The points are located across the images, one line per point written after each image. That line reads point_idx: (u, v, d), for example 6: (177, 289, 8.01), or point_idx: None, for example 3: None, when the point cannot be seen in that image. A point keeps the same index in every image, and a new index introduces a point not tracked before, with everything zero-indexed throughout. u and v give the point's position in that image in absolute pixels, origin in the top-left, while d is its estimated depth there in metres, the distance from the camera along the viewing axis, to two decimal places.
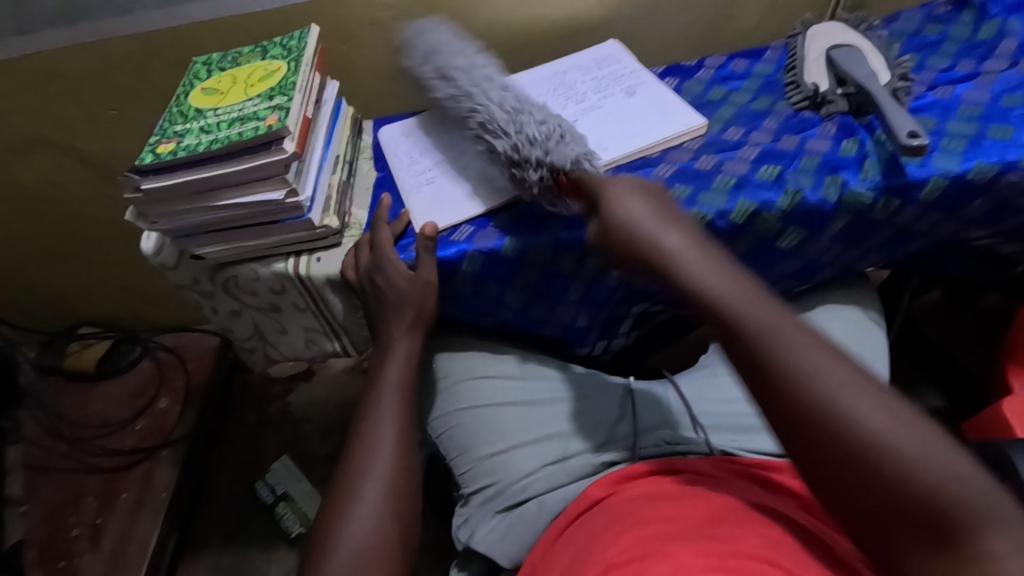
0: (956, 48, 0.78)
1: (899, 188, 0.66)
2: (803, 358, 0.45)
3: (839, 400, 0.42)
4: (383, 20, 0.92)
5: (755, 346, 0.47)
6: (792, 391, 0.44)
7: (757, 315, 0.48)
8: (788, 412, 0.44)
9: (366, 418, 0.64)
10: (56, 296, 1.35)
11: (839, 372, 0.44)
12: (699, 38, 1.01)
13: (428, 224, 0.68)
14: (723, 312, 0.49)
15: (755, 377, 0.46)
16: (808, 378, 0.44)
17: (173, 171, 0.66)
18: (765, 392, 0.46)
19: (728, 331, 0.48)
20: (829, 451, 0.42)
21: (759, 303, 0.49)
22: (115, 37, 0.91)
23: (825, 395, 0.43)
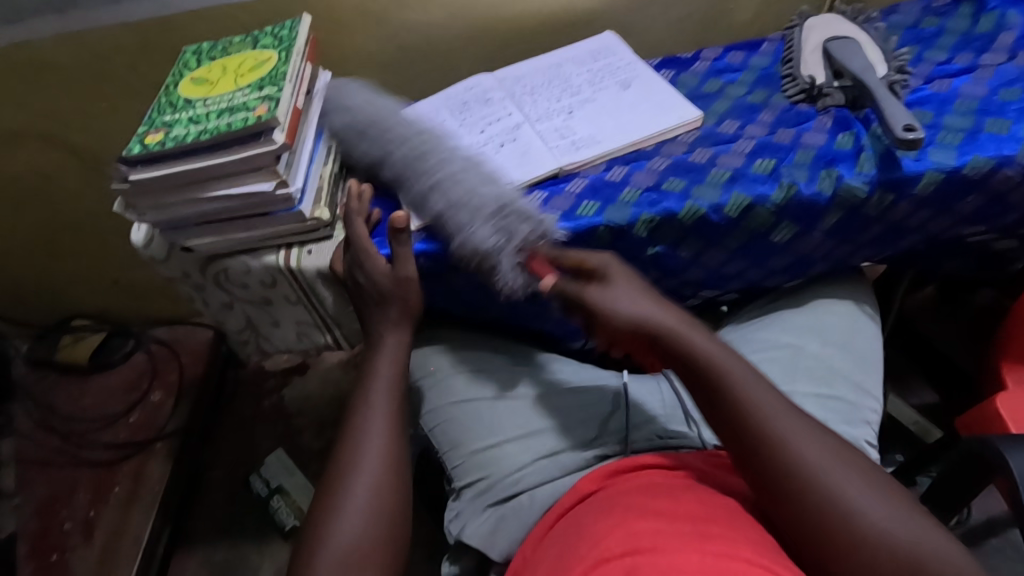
0: (954, 41, 0.77)
1: (894, 182, 0.65)
2: (799, 442, 0.52)
3: (824, 479, 0.50)
4: (376, 9, 0.91)
5: (754, 429, 0.53)
6: (783, 471, 0.51)
7: (757, 400, 0.54)
8: (775, 484, 0.51)
9: (358, 411, 0.63)
10: (48, 288, 1.33)
11: (828, 452, 0.52)
12: (695, 30, 1.00)
13: (397, 215, 0.65)
14: (725, 392, 0.54)
15: (751, 457, 0.52)
16: (797, 458, 0.51)
17: (162, 162, 0.65)
18: (758, 467, 0.52)
19: (727, 415, 0.54)
20: (809, 523, 0.49)
21: (756, 385, 0.55)
22: (104, 26, 0.89)
23: (815, 472, 0.50)
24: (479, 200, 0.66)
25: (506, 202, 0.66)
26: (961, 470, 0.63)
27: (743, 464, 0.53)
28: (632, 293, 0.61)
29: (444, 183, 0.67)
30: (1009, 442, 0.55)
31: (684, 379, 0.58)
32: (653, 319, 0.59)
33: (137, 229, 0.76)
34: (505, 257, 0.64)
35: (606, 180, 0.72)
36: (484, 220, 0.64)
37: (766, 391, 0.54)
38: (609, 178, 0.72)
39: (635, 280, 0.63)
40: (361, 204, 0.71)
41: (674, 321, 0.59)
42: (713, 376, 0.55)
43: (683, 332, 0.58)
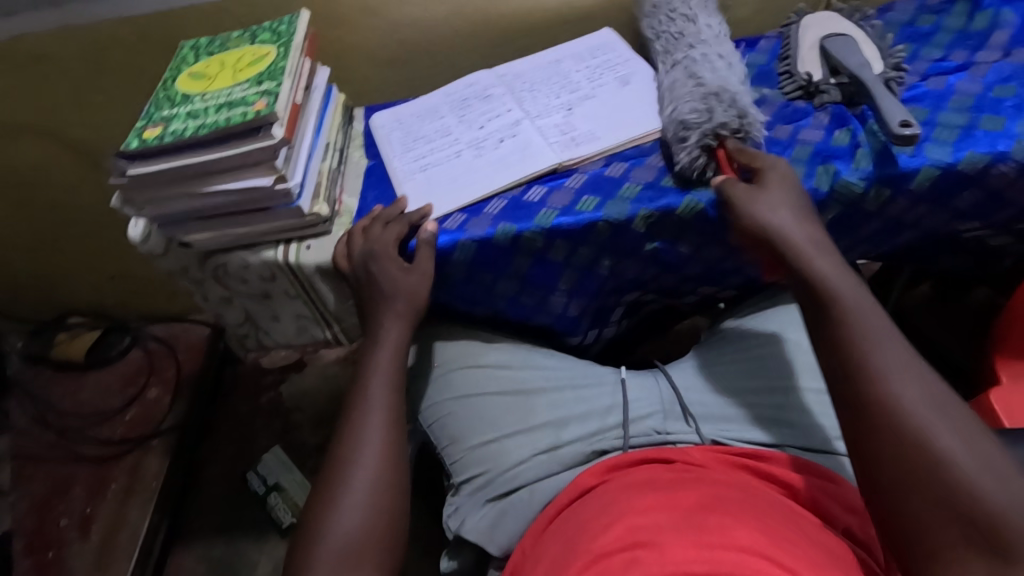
0: (950, 38, 0.78)
1: (891, 178, 0.65)
2: (900, 376, 0.48)
3: (916, 418, 0.46)
4: (374, 5, 0.91)
5: (850, 352, 0.51)
6: (868, 398, 0.48)
7: (864, 326, 0.51)
8: (859, 414, 0.48)
9: (356, 406, 0.63)
10: (44, 284, 1.33)
11: (930, 397, 0.47)
12: None
13: (429, 225, 0.69)
14: (829, 316, 0.54)
15: (839, 385, 0.50)
16: (888, 390, 0.48)
17: (161, 156, 0.65)
18: (845, 394, 0.50)
19: (828, 334, 0.53)
20: (884, 459, 0.46)
21: (870, 315, 0.52)
22: (101, 19, 0.89)
23: (905, 410, 0.46)
24: (690, 90, 0.72)
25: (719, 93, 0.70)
26: None
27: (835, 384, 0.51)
28: (774, 199, 0.61)
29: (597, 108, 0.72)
30: (1003, 434, 0.56)
31: (800, 298, 0.57)
32: (783, 230, 0.59)
33: (136, 223, 0.76)
34: (697, 131, 0.67)
35: (606, 176, 0.72)
36: (694, 99, 0.70)
37: (879, 320, 0.52)
38: (609, 174, 0.72)
39: (789, 179, 0.63)
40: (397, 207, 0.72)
41: (802, 236, 0.58)
42: (825, 296, 0.55)
43: (804, 249, 0.58)
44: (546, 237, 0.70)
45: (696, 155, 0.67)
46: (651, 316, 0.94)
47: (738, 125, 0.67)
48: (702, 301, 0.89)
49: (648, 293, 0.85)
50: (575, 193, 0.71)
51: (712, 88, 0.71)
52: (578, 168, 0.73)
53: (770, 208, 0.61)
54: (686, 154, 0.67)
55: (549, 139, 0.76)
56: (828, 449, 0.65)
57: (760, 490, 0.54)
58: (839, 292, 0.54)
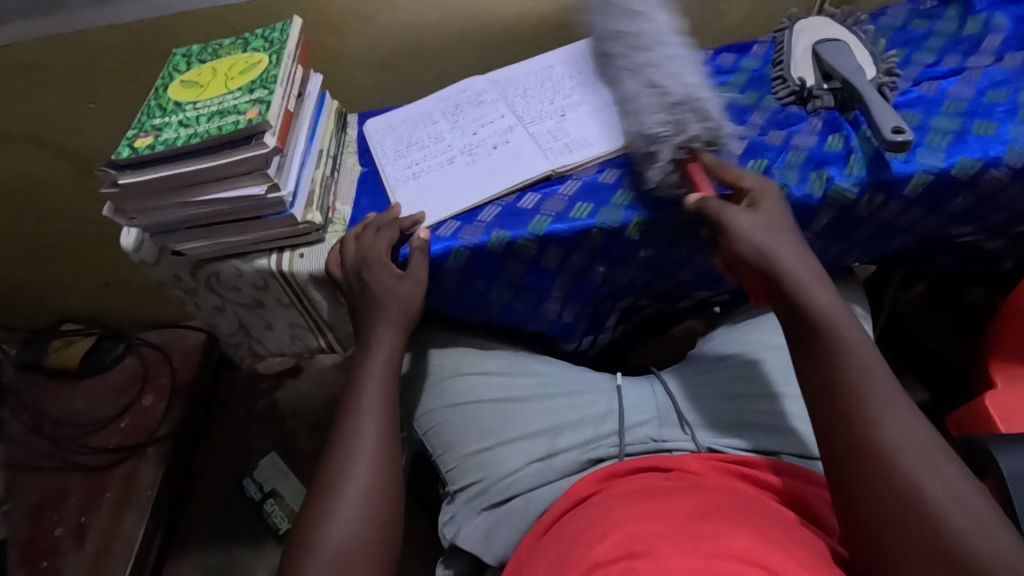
0: (942, 43, 0.78)
1: (884, 183, 0.66)
2: (892, 418, 0.48)
3: (906, 463, 0.46)
4: (366, 11, 0.90)
5: (845, 391, 0.50)
6: (861, 441, 0.48)
7: (859, 363, 0.51)
8: (853, 456, 0.48)
9: (349, 415, 0.62)
10: (38, 292, 1.32)
11: (918, 439, 0.47)
12: (686, 32, 1.00)
13: (423, 232, 0.69)
14: (827, 348, 0.52)
15: (832, 425, 0.50)
16: (880, 432, 0.48)
17: (152, 165, 0.65)
18: (837, 435, 0.49)
19: (817, 376, 0.52)
20: (873, 506, 0.46)
21: (864, 350, 0.52)
22: (92, 27, 0.89)
23: (896, 454, 0.46)
24: (653, 97, 0.67)
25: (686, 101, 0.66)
26: None
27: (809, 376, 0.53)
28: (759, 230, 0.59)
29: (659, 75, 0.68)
30: (996, 438, 0.56)
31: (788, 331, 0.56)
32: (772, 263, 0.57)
33: (128, 232, 0.76)
34: (666, 144, 0.65)
35: (599, 183, 0.72)
36: (659, 112, 0.66)
37: (874, 357, 0.51)
38: (603, 181, 0.72)
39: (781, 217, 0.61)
40: (392, 214, 0.71)
41: (796, 269, 0.56)
42: (819, 331, 0.53)
43: (804, 282, 0.56)
44: (540, 243, 0.70)
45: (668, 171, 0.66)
46: (646, 321, 0.94)
47: (709, 131, 0.66)
48: (697, 306, 0.89)
49: (642, 298, 0.85)
50: (569, 200, 0.71)
51: (676, 95, 0.66)
52: (572, 175, 0.73)
53: (755, 238, 0.59)
54: (658, 171, 0.66)
55: (542, 146, 0.75)
56: None
57: (756, 497, 0.54)
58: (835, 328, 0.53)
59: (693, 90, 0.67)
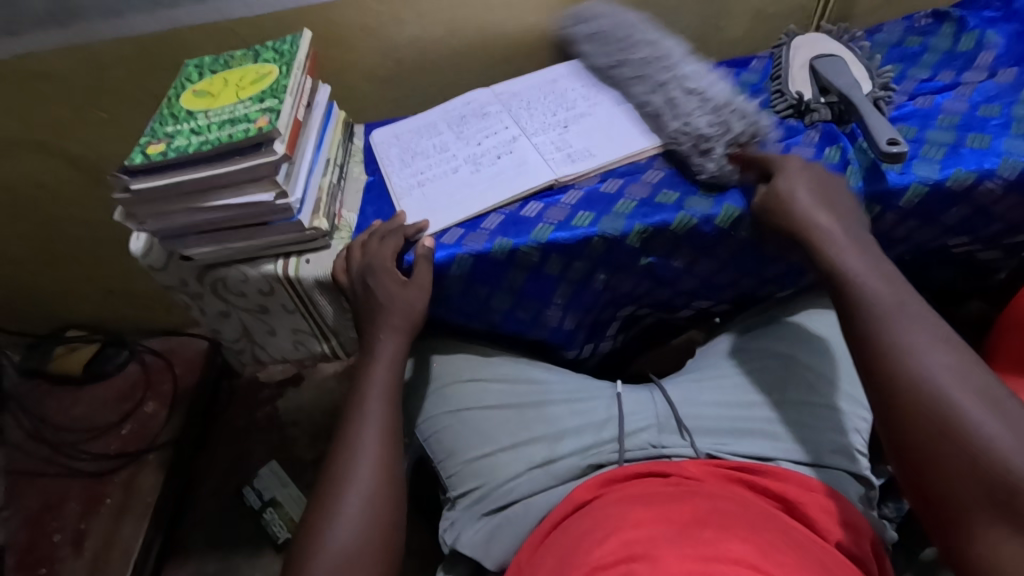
0: (936, 59, 0.80)
1: (880, 195, 0.67)
2: (928, 350, 0.50)
3: (949, 390, 0.47)
4: (374, 25, 0.93)
5: (879, 331, 0.53)
6: (900, 375, 0.50)
7: (891, 305, 0.54)
8: (891, 388, 0.50)
9: (352, 420, 0.63)
10: (43, 298, 1.34)
11: (956, 369, 0.48)
12: (686, 48, 1.02)
13: (427, 239, 0.70)
14: (857, 299, 0.56)
15: (870, 363, 0.53)
16: (918, 363, 0.49)
17: (163, 172, 0.66)
18: (878, 368, 0.52)
19: (856, 326, 0.55)
20: (923, 429, 0.47)
21: (899, 293, 0.55)
22: (104, 38, 0.90)
23: (933, 379, 0.48)
24: (696, 105, 0.75)
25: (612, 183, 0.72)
26: None
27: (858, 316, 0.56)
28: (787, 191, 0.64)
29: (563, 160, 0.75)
30: None
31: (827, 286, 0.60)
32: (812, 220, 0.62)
33: (137, 237, 0.77)
34: (715, 144, 0.71)
35: (601, 192, 0.73)
36: (704, 114, 0.74)
37: (908, 303, 0.54)
38: (604, 191, 0.73)
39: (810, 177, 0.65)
40: (398, 223, 0.73)
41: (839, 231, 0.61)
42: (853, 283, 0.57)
43: (833, 239, 0.60)
44: (542, 251, 0.71)
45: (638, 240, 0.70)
46: (647, 330, 0.95)
47: (750, 126, 0.72)
48: (698, 315, 0.90)
49: (642, 307, 0.86)
50: (571, 209, 0.72)
51: (717, 101, 0.74)
52: (574, 185, 0.75)
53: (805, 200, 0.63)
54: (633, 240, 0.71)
55: (545, 156, 0.77)
56: (825, 462, 0.64)
57: (756, 503, 0.54)
58: (867, 282, 0.57)
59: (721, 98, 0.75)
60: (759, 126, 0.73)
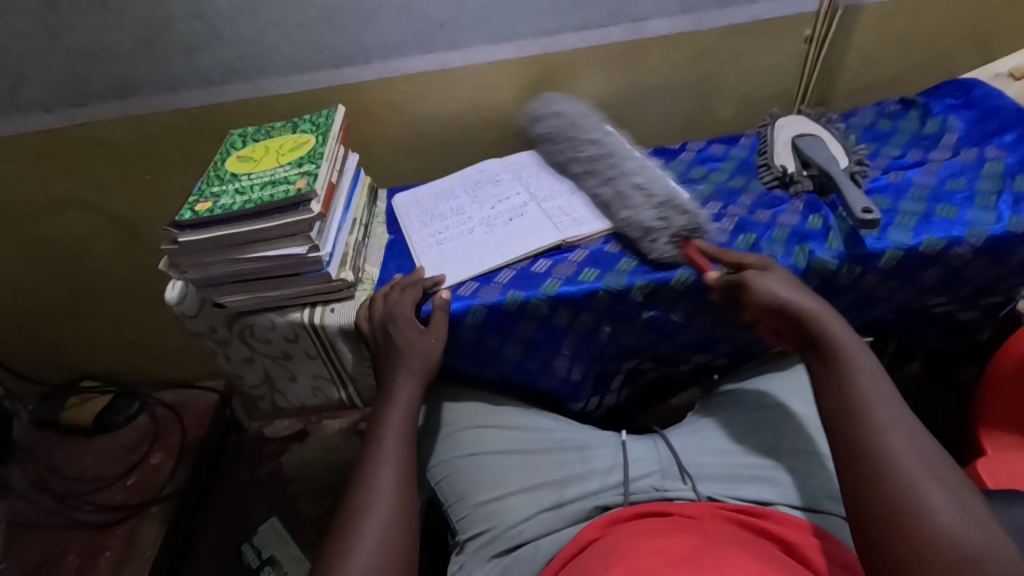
0: (905, 139, 0.89)
1: (860, 257, 0.73)
2: (904, 447, 0.51)
3: (912, 470, 0.49)
4: (399, 102, 1.03)
5: (861, 410, 0.54)
6: (867, 445, 0.52)
7: (869, 387, 0.56)
8: (866, 463, 0.51)
9: (370, 458, 0.66)
10: (64, 349, 1.38)
11: (924, 458, 0.50)
12: (682, 126, 1.13)
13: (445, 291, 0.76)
14: (843, 374, 0.57)
15: (840, 426, 0.55)
16: (891, 443, 0.51)
17: (209, 226, 0.73)
18: (849, 445, 0.53)
19: (830, 390, 0.58)
20: (879, 506, 0.49)
21: (877, 375, 0.57)
22: (157, 110, 1.01)
23: (902, 461, 0.50)
24: (643, 199, 0.78)
25: (672, 197, 0.76)
26: None
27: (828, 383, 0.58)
28: (775, 277, 0.66)
29: (635, 170, 0.81)
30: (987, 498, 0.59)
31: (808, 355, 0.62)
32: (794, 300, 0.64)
33: (173, 286, 0.83)
34: (662, 234, 0.74)
35: (605, 252, 0.80)
36: (649, 208, 0.76)
37: (885, 384, 0.56)
38: (607, 250, 0.80)
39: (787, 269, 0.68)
40: (418, 276, 0.79)
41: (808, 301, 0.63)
42: (838, 354, 0.59)
43: (819, 316, 0.62)
44: (550, 303, 0.76)
45: (670, 251, 0.74)
46: (650, 385, 0.98)
47: (692, 221, 0.74)
48: (698, 370, 0.94)
49: (645, 360, 0.90)
50: (577, 266, 0.78)
51: (662, 197, 0.76)
52: (580, 245, 0.81)
53: (777, 286, 0.65)
54: (662, 248, 0.74)
55: (554, 219, 0.84)
56: (825, 506, 0.67)
57: (755, 539, 0.57)
58: (843, 353, 0.59)
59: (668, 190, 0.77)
60: (699, 221, 0.74)
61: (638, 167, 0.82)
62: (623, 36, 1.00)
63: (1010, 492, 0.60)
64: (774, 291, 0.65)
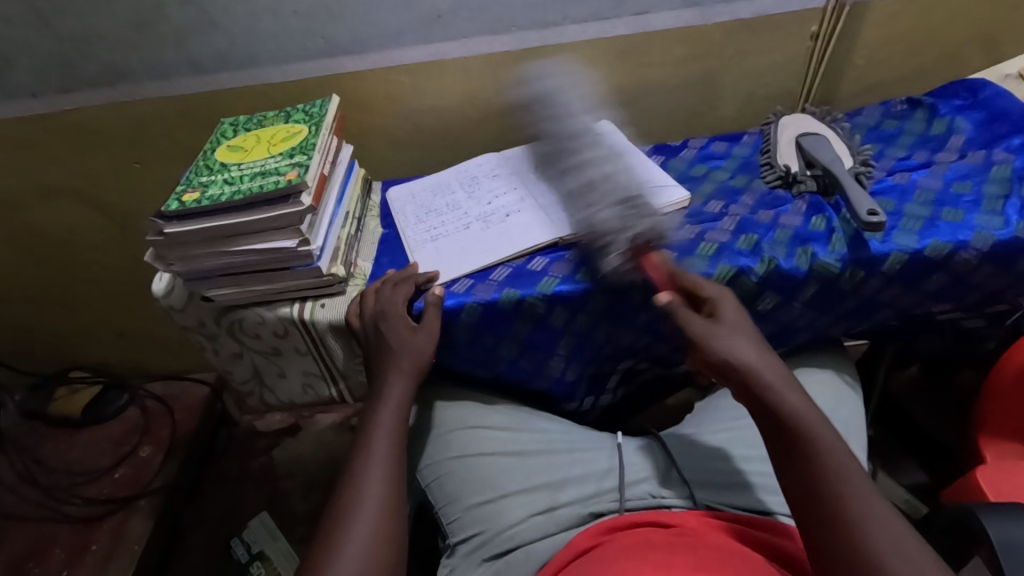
0: (911, 140, 0.87)
1: (864, 261, 0.71)
2: (882, 538, 0.48)
3: (893, 562, 0.46)
4: (395, 93, 1.01)
5: (829, 496, 0.51)
6: (845, 536, 0.49)
7: (836, 467, 0.52)
8: (846, 563, 0.48)
9: (358, 461, 0.64)
10: (52, 338, 1.36)
11: (903, 543, 0.48)
12: (684, 122, 1.11)
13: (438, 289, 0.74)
14: (808, 458, 0.54)
15: (811, 515, 0.51)
16: (864, 530, 0.48)
17: (196, 218, 0.71)
18: (822, 538, 0.50)
19: (796, 473, 0.54)
20: None
21: (838, 448, 0.54)
22: (148, 97, 0.98)
23: (882, 556, 0.47)
24: (603, 201, 0.76)
25: (632, 200, 0.76)
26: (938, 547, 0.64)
27: (792, 464, 0.54)
28: (730, 334, 0.62)
29: (613, 174, 0.80)
30: (988, 509, 0.58)
31: (761, 423, 0.59)
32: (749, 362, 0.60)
33: (161, 278, 0.81)
34: (617, 239, 0.71)
35: None
36: (611, 208, 0.75)
37: (847, 459, 0.53)
38: None
39: (745, 321, 0.64)
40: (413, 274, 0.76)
41: (765, 367, 0.59)
42: (799, 429, 0.55)
43: (776, 385, 0.58)
44: (547, 303, 0.74)
45: (625, 262, 0.71)
46: (646, 386, 0.97)
47: (643, 232, 0.72)
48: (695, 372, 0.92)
49: (642, 362, 0.89)
50: (575, 265, 0.76)
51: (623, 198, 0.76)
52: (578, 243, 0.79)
53: (739, 347, 0.61)
54: (615, 259, 0.71)
55: (551, 216, 0.82)
56: None
57: (753, 555, 0.55)
58: (804, 424, 0.55)
59: (633, 196, 0.77)
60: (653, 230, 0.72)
61: (603, 180, 0.79)
62: (625, 29, 0.98)
63: (1014, 505, 0.58)
64: (733, 355, 0.60)
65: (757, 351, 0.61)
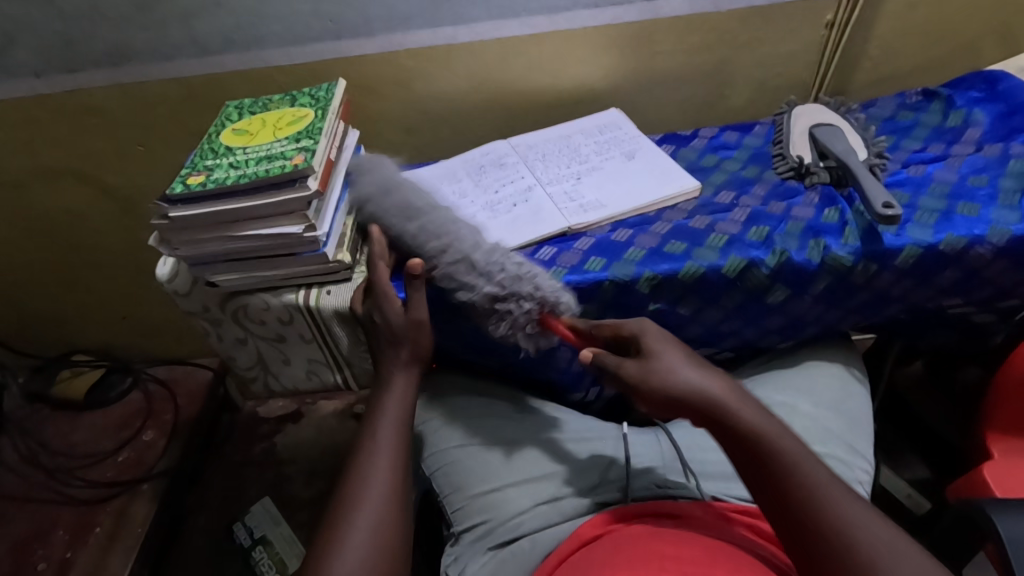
0: (926, 132, 0.86)
1: (877, 254, 0.70)
2: (831, 497, 0.51)
3: (843, 517, 0.50)
4: (402, 78, 0.99)
5: (781, 470, 0.53)
6: (801, 502, 0.51)
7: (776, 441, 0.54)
8: (806, 528, 0.50)
9: (363, 447, 0.64)
10: (55, 321, 1.35)
11: (849, 499, 0.51)
12: (694, 112, 1.09)
13: None
14: (752, 442, 0.55)
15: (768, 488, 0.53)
16: (813, 493, 0.51)
17: (201, 202, 0.70)
18: (781, 506, 0.52)
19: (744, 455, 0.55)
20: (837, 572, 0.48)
21: (768, 421, 0.56)
22: (151, 79, 0.97)
23: (836, 516, 0.50)
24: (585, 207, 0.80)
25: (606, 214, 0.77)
26: (951, 534, 0.63)
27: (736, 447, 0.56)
28: (668, 357, 0.60)
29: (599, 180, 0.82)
30: (998, 505, 0.57)
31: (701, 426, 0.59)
32: (695, 382, 0.58)
33: (165, 262, 0.81)
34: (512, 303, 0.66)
35: (612, 241, 0.76)
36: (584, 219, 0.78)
37: (782, 430, 0.55)
38: (615, 239, 0.76)
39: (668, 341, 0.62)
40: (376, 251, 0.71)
41: (701, 369, 0.59)
42: (732, 416, 0.56)
43: (713, 389, 0.58)
44: None
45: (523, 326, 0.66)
46: None
47: (538, 299, 0.65)
48: None
49: None
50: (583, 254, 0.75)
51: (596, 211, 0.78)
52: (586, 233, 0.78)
53: (684, 370, 0.59)
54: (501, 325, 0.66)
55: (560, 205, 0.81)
56: None
57: (760, 546, 0.55)
58: (737, 411, 0.56)
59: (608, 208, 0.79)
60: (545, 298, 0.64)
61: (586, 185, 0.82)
62: (637, 15, 0.96)
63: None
64: (675, 377, 0.59)
65: (691, 360, 0.60)
